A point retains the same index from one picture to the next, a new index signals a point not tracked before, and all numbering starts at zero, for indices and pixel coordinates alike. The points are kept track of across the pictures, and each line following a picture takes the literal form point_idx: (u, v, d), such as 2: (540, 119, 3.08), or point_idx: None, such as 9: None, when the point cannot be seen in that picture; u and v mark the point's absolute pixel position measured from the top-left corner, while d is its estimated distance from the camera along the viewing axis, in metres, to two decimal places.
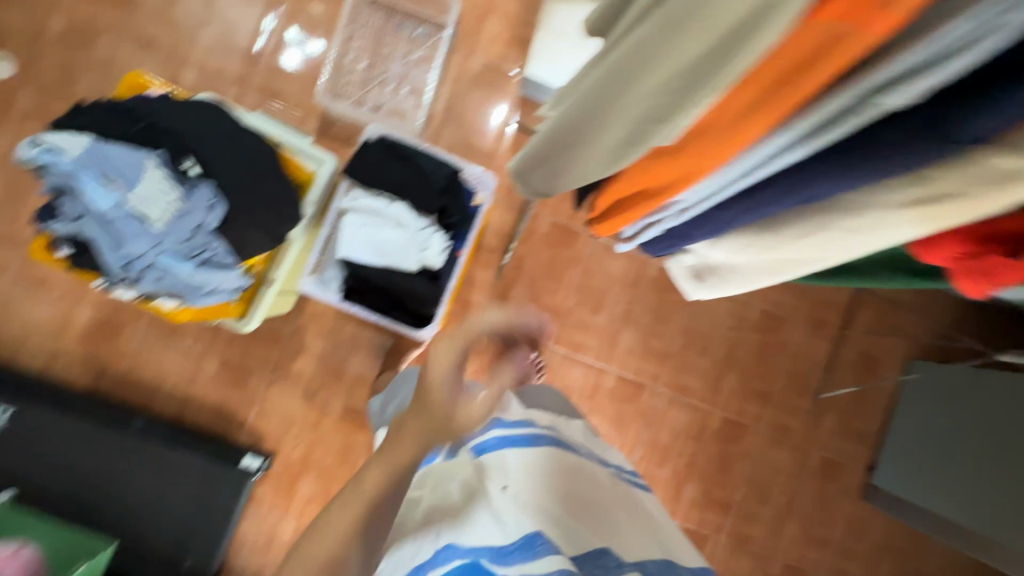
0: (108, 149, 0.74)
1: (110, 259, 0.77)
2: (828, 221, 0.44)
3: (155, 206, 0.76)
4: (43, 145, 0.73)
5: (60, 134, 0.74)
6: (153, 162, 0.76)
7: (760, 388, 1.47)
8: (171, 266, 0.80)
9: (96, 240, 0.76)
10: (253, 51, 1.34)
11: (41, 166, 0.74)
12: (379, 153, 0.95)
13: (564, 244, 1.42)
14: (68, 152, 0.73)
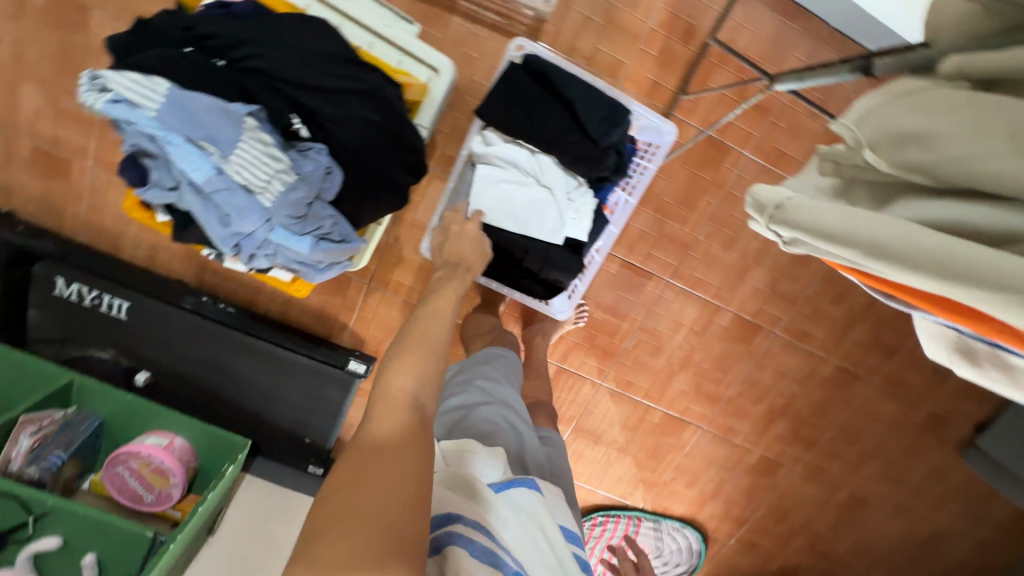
0: (193, 100, 0.55)
1: (216, 237, 0.63)
2: None
3: (259, 175, 0.59)
4: (111, 94, 0.54)
5: (126, 75, 0.54)
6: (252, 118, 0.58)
7: (889, 341, 1.33)
8: (284, 243, 0.65)
9: (198, 215, 0.62)
10: None
11: (113, 119, 0.56)
12: (527, 87, 0.71)
13: (707, 164, 1.16)
14: (143, 105, 0.55)
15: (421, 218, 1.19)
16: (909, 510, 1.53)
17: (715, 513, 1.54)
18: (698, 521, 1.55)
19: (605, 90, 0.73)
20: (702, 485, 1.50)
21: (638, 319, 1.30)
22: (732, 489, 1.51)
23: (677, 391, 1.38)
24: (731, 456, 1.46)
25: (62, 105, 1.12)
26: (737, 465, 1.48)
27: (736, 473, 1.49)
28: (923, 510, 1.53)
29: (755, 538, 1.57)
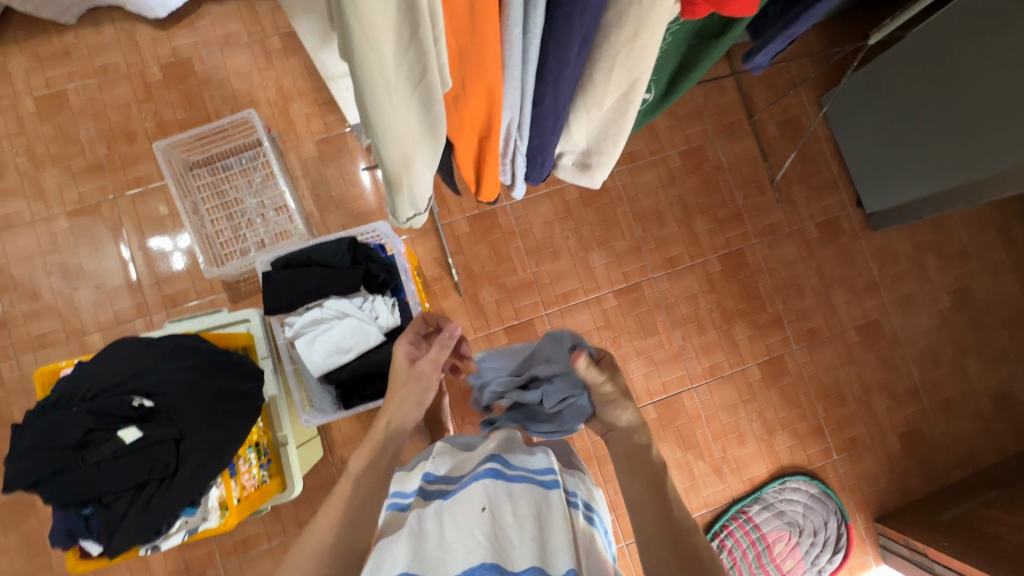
0: (87, 449, 0.77)
1: (164, 527, 0.82)
2: (610, 49, 0.49)
3: (154, 464, 0.79)
4: (37, 485, 0.76)
5: (30, 469, 0.75)
6: (125, 427, 0.78)
7: (728, 213, 1.53)
8: (207, 494, 0.85)
9: (130, 528, 0.79)
10: (133, 280, 1.37)
11: (47, 499, 0.77)
12: (282, 275, 0.97)
13: (491, 229, 1.45)
14: (60, 478, 0.76)
15: (346, 428, 1.36)
16: (909, 296, 1.56)
17: (789, 444, 1.47)
18: (786, 460, 1.47)
19: (329, 239, 1.01)
20: (751, 430, 1.47)
21: None
22: (776, 412, 1.48)
23: (642, 377, 1.46)
24: (739, 386, 1.48)
25: None
26: (752, 389, 1.48)
27: (760, 396, 1.49)
28: (917, 286, 1.56)
29: (846, 432, 1.50)
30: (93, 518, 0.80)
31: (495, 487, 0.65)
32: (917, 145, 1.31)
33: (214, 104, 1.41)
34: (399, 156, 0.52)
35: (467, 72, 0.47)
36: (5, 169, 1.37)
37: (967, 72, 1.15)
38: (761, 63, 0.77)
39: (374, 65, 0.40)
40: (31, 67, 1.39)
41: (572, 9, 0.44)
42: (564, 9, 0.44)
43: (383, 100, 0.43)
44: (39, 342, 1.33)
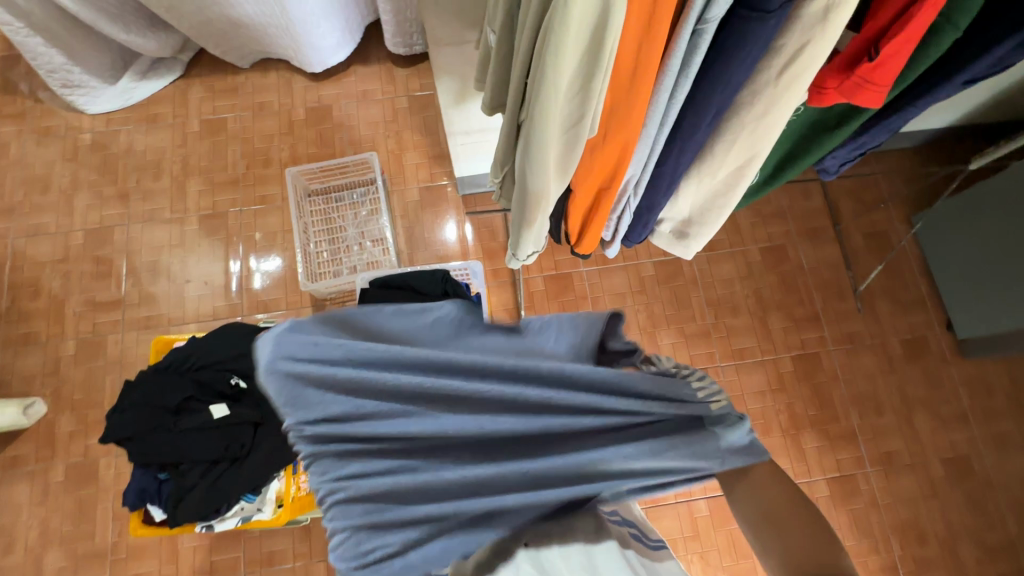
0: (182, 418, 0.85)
1: (224, 506, 0.84)
2: (736, 125, 0.54)
3: (232, 444, 0.85)
4: (129, 439, 0.82)
5: (128, 423, 0.82)
6: (218, 403, 0.86)
7: (805, 314, 1.50)
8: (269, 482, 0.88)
9: (196, 497, 0.82)
10: (235, 282, 1.51)
11: (132, 455, 0.83)
12: (378, 293, 1.06)
13: (564, 290, 1.50)
14: (150, 437, 0.83)
15: None
16: (1006, 436, 1.42)
17: None
18: None
19: (423, 270, 1.10)
20: None
21: None
22: (843, 536, 1.35)
23: None
24: None
25: (80, 553, 1.30)
26: (818, 505, 1.37)
27: (826, 514, 1.37)
28: (1014, 426, 1.43)
29: None
30: (166, 481, 0.85)
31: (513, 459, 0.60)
32: (1015, 276, 1.28)
33: (341, 144, 1.61)
34: (529, 178, 0.59)
35: (609, 125, 0.55)
36: (161, 173, 1.60)
37: None
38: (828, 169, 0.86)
39: (550, 83, 0.48)
40: (205, 97, 1.66)
41: (710, 88, 0.50)
42: (706, 87, 0.50)
43: (544, 123, 0.52)
44: (144, 323, 1.48)
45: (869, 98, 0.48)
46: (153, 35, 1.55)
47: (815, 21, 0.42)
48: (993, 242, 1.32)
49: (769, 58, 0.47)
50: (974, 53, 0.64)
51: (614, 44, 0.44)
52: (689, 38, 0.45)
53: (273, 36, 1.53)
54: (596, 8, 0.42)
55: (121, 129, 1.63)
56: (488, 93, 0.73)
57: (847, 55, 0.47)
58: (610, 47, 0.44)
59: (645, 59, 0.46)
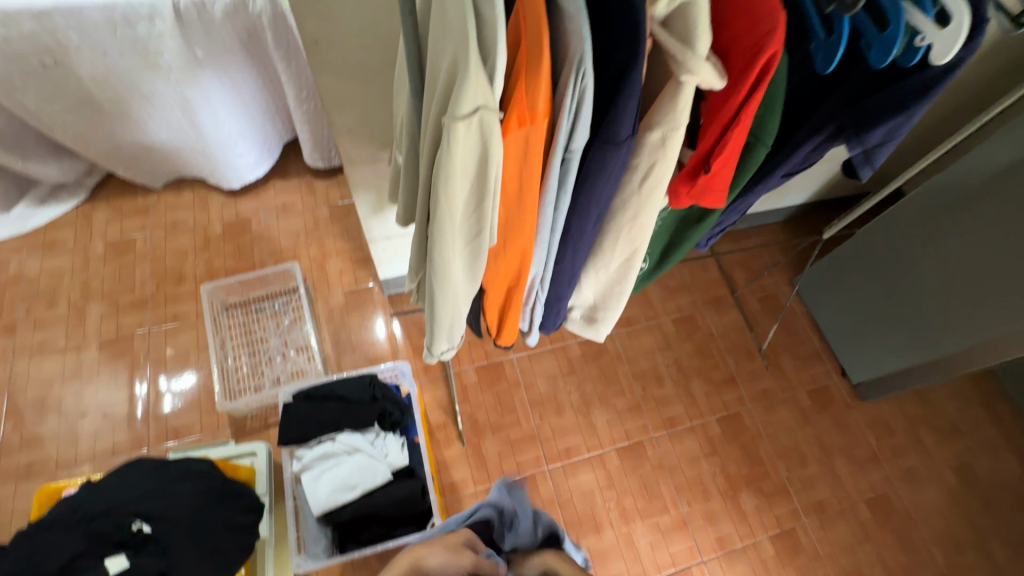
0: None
1: None
2: (616, 226, 0.63)
3: None
4: None
5: None
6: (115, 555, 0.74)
7: (722, 376, 1.62)
8: None
9: None
10: (140, 410, 1.39)
11: None
12: (302, 406, 1.02)
13: (497, 379, 1.51)
14: None
15: None
16: (913, 470, 1.55)
17: None
18: None
19: (350, 375, 1.08)
20: None
21: (559, 517, 1.38)
22: None
23: (649, 546, 1.38)
24: (752, 563, 1.39)
25: None
26: (767, 567, 1.39)
27: (776, 575, 1.39)
28: (917, 459, 1.56)
29: None
30: None
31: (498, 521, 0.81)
32: (892, 322, 1.48)
33: (261, 256, 1.61)
34: (441, 284, 0.64)
35: (507, 233, 0.61)
36: (57, 299, 1.49)
37: (926, 261, 1.36)
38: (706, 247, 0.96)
39: (448, 204, 0.54)
40: (112, 219, 1.61)
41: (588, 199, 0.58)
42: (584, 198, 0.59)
43: (447, 237, 0.58)
44: (25, 470, 1.30)
45: (711, 200, 0.59)
46: (56, 163, 1.52)
47: (656, 144, 0.53)
48: (865, 295, 1.53)
49: (630, 173, 0.57)
50: (788, 148, 0.71)
51: (498, 172, 0.52)
52: (561, 163, 0.53)
53: (189, 158, 1.56)
54: (478, 147, 0.50)
55: (12, 257, 1.53)
56: (400, 206, 0.79)
57: (689, 168, 0.58)
58: (496, 174, 0.52)
59: (527, 181, 0.55)
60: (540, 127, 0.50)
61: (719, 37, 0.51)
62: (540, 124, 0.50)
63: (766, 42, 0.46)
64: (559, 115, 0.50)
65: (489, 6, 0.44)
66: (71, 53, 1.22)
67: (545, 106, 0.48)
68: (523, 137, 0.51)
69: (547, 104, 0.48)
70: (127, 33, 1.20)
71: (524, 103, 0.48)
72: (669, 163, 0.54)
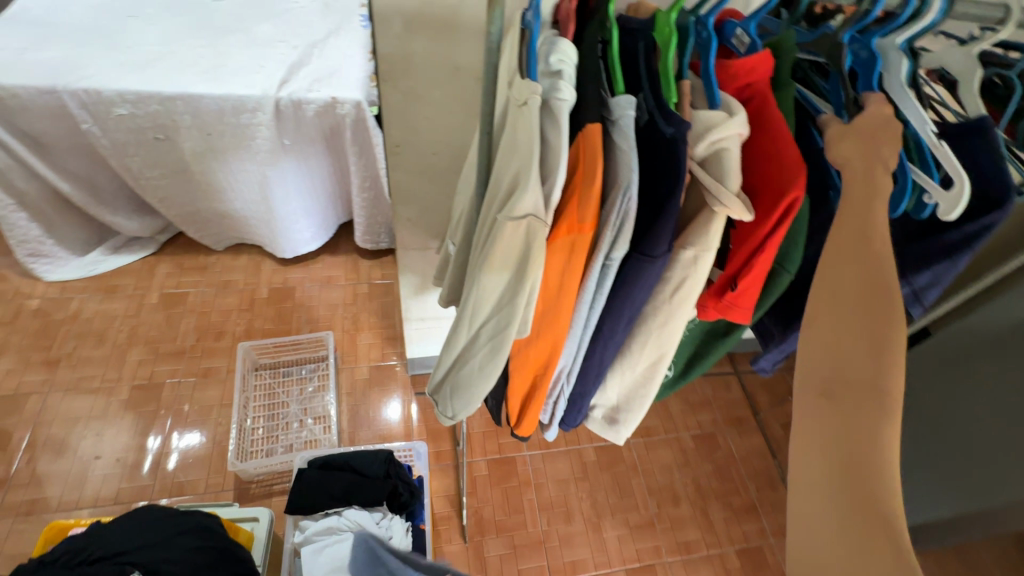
0: None
1: None
2: (645, 330, 0.68)
3: None
4: None
5: None
6: None
7: (743, 503, 1.53)
8: None
9: None
10: (152, 460, 1.39)
11: None
12: (316, 474, 1.02)
13: (507, 476, 1.48)
14: None
15: None
16: None
17: None
18: None
19: (367, 449, 1.09)
20: None
21: None
22: None
23: None
24: None
25: None
26: None
27: None
28: None
29: None
30: None
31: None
32: None
33: (299, 322, 1.69)
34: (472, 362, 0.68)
35: (542, 325, 0.67)
36: (103, 341, 1.58)
37: None
38: (766, 367, 0.87)
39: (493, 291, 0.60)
40: (172, 272, 1.75)
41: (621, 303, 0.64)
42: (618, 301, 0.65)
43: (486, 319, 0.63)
44: (27, 507, 1.29)
45: (737, 316, 0.64)
46: (138, 218, 1.69)
47: (688, 262, 0.59)
48: None
49: (662, 284, 0.62)
50: None
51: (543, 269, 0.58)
52: (601, 268, 0.60)
53: (253, 227, 1.72)
54: (523, 248, 0.57)
55: (75, 297, 1.65)
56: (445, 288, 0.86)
57: (717, 285, 0.64)
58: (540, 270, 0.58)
59: (568, 279, 0.61)
60: (584, 236, 0.57)
61: (750, 178, 0.59)
62: (585, 233, 0.57)
63: (791, 186, 0.54)
64: (603, 227, 0.57)
65: (555, 136, 0.54)
66: (180, 131, 1.42)
67: (591, 219, 0.56)
68: (568, 241, 0.58)
69: (592, 218, 0.56)
70: (231, 120, 1.40)
71: (574, 214, 0.56)
72: (698, 278, 0.60)
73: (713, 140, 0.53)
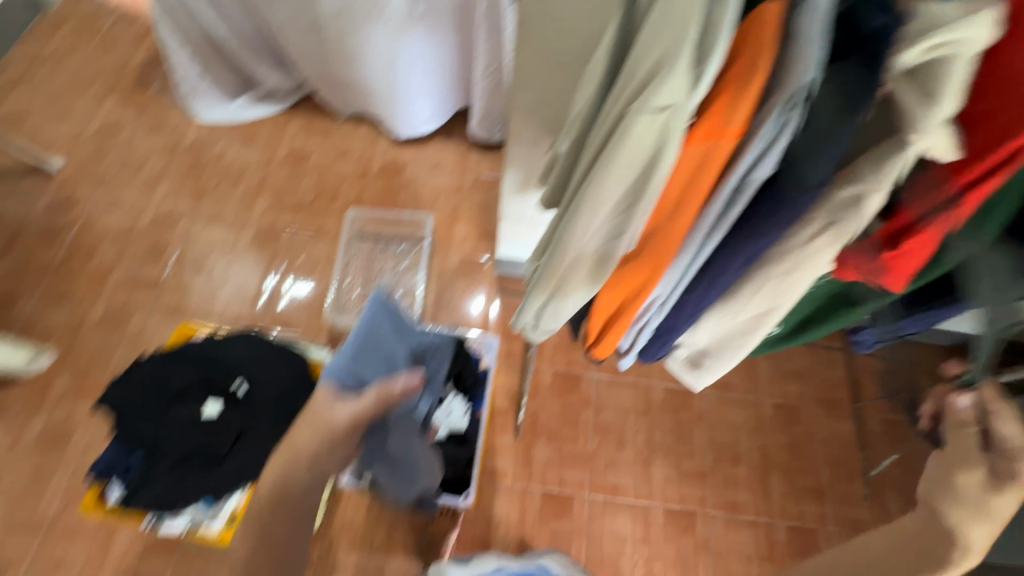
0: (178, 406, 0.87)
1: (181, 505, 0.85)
2: (763, 276, 0.59)
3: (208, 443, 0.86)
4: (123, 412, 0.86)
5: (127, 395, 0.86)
6: (212, 399, 0.88)
7: (810, 484, 1.44)
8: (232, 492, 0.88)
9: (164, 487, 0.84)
10: (266, 296, 1.58)
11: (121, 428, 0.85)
12: None
13: (570, 390, 1.49)
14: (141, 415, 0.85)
15: (351, 513, 1.31)
16: None
17: None
18: None
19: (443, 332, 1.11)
20: None
21: (582, 548, 1.33)
22: None
23: None
24: None
25: (18, 517, 1.27)
26: None
27: None
28: None
29: None
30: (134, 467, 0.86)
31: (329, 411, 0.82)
32: None
33: (404, 200, 1.74)
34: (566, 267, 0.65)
35: (646, 244, 0.60)
36: (239, 183, 1.75)
37: None
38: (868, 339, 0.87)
39: (604, 192, 0.55)
40: (301, 131, 1.85)
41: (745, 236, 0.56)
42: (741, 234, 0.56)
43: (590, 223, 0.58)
44: (171, 309, 1.55)
45: (891, 276, 0.60)
46: (278, 72, 1.78)
47: (843, 202, 0.50)
48: None
49: (801, 224, 0.53)
50: None
51: (664, 177, 0.51)
52: (732, 190, 0.51)
53: (376, 99, 1.74)
54: (652, 147, 0.50)
55: (221, 138, 1.82)
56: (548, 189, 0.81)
57: (875, 237, 0.60)
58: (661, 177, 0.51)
59: (690, 195, 0.54)
60: (723, 145, 0.49)
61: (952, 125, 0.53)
62: (725, 142, 0.49)
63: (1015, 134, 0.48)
64: (748, 139, 0.48)
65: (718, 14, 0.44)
66: None
67: (738, 125, 0.47)
68: (703, 149, 0.50)
69: (740, 124, 0.47)
70: None
71: (717, 117, 0.48)
72: (850, 223, 0.51)
73: (946, 40, 0.39)
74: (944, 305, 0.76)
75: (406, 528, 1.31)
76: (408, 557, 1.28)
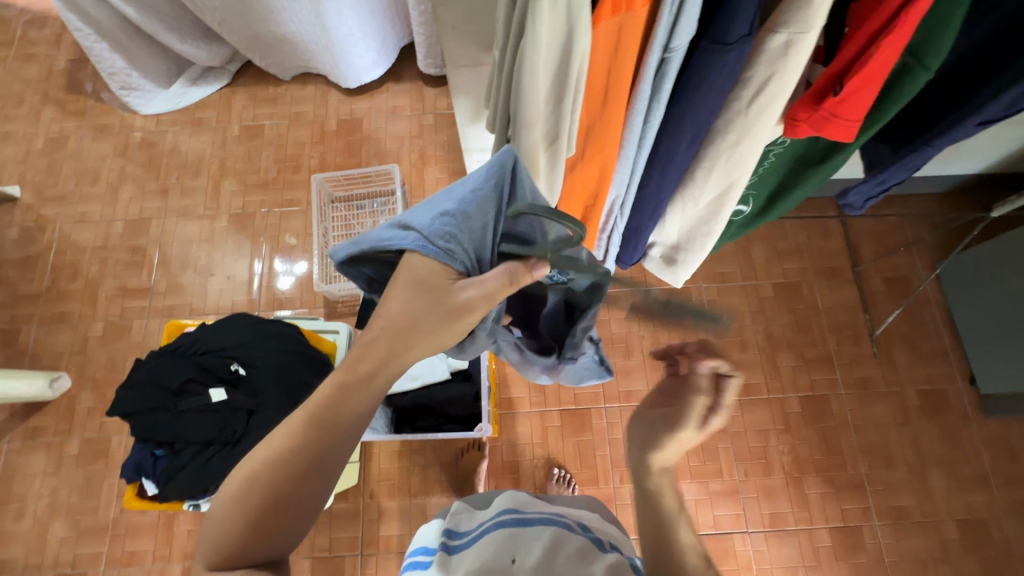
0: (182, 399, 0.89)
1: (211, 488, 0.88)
2: (715, 148, 0.59)
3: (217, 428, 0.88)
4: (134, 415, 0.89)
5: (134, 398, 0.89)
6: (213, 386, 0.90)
7: (817, 355, 1.46)
8: None
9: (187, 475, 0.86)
10: (255, 279, 1.59)
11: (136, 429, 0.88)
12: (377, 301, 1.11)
13: None
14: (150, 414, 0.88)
15: (386, 464, 1.38)
16: None
17: None
18: None
19: None
20: None
21: (606, 454, 1.39)
22: None
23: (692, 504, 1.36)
24: (803, 546, 1.32)
25: (83, 525, 1.37)
26: (817, 556, 1.32)
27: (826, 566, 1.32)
28: None
29: None
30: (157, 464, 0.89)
31: (434, 279, 0.60)
32: None
33: (368, 155, 1.69)
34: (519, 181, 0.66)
35: (590, 138, 0.61)
36: (199, 172, 1.70)
37: None
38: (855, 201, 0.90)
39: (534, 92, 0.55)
40: (247, 104, 1.77)
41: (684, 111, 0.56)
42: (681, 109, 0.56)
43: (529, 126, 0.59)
44: (168, 310, 1.56)
45: (838, 127, 0.59)
46: (205, 46, 1.67)
47: (775, 53, 0.49)
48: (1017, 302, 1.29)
49: (738, 87, 0.53)
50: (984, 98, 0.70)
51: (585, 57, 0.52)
52: (659, 58, 0.52)
53: (314, 53, 1.64)
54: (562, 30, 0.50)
55: (168, 130, 1.75)
56: None
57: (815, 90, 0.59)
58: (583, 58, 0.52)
59: (618, 73, 0.54)
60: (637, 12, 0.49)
61: None
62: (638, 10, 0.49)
63: None
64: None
65: None
66: None
67: None
68: (617, 23, 0.50)
69: None
70: None
71: None
72: (783, 72, 0.51)
73: None
74: (926, 146, 0.77)
75: (438, 467, 1.38)
76: (445, 492, 1.36)
